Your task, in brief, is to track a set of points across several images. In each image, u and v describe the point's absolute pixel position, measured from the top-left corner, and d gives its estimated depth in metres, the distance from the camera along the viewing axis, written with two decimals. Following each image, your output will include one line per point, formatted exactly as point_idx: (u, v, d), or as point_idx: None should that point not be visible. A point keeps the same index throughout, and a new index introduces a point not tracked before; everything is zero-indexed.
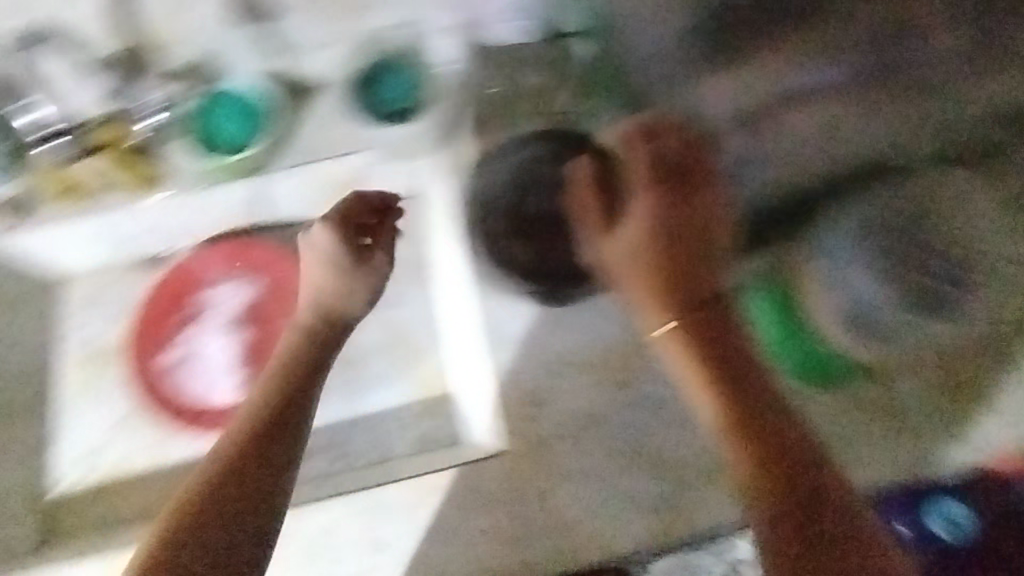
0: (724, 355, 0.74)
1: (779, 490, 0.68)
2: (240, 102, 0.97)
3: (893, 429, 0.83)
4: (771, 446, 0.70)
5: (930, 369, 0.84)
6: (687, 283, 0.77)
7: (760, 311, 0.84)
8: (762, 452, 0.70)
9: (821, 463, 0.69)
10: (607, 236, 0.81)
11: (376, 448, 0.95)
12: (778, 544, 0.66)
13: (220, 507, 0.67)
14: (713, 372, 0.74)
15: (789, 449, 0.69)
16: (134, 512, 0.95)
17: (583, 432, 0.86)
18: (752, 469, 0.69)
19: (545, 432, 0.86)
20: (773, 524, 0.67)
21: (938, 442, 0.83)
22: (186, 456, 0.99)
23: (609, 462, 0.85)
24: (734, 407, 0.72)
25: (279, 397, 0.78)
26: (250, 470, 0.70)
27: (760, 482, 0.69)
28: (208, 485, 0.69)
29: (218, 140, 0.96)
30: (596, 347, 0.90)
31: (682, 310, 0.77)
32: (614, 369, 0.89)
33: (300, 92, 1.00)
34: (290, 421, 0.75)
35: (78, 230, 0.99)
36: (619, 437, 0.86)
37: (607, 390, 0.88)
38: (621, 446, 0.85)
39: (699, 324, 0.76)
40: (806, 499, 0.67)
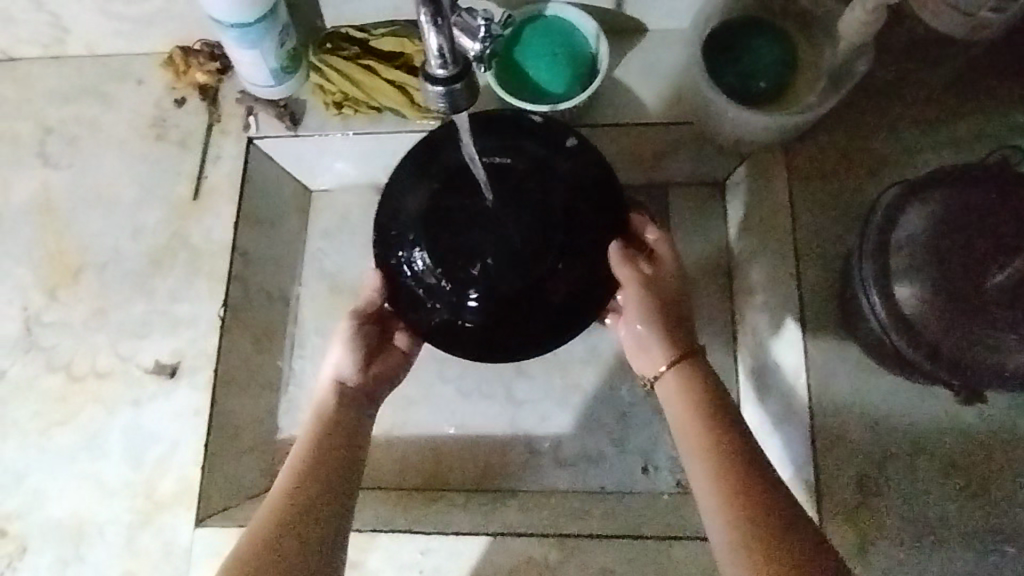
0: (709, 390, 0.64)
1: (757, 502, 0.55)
2: (564, 39, 0.81)
3: (973, 521, 0.69)
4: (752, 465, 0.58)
5: (934, 450, 0.72)
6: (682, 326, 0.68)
7: (922, 417, 0.72)
8: (744, 480, 0.56)
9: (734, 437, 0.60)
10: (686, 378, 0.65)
11: (643, 482, 0.84)
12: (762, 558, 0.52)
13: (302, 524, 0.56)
14: (690, 420, 0.62)
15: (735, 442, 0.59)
16: (366, 480, 0.86)
17: (910, 532, 0.69)
18: (720, 455, 0.58)
19: (862, 517, 0.70)
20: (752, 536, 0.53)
21: (987, 535, 0.69)
22: (430, 430, 0.88)
23: (928, 556, 0.68)
24: (723, 460, 0.58)
25: (343, 407, 0.67)
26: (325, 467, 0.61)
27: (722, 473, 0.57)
28: (286, 489, 0.58)
29: (520, 79, 0.81)
30: (923, 462, 0.71)
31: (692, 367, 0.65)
32: (954, 474, 0.71)
33: (625, 40, 0.86)
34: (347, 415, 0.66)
35: (360, 142, 0.89)
36: (949, 537, 0.69)
37: (940, 490, 0.70)
38: (958, 549, 0.69)
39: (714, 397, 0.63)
40: (753, 477, 0.57)
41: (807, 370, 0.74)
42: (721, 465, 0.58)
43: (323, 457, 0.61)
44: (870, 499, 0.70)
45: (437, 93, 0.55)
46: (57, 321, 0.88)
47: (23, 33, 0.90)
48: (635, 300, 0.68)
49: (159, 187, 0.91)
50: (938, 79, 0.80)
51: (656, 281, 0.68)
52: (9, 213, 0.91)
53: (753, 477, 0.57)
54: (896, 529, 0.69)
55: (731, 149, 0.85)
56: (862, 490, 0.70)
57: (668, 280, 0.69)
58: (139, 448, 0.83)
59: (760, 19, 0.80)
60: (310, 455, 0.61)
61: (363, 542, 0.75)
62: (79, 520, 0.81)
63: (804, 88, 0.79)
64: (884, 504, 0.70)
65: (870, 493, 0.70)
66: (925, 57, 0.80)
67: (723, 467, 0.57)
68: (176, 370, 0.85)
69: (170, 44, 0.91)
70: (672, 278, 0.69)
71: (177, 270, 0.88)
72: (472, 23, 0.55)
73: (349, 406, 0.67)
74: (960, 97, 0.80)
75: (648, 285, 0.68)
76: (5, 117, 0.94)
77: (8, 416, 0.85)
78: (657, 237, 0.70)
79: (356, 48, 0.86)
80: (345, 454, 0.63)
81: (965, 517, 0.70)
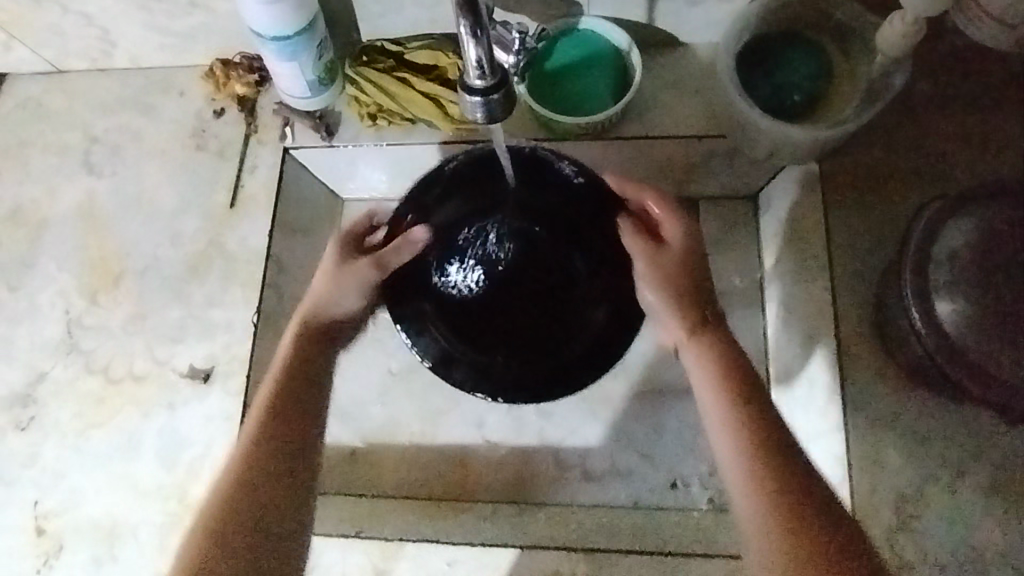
0: (739, 361, 0.64)
1: (781, 485, 0.56)
2: (597, 51, 0.81)
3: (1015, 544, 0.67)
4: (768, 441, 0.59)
5: (975, 471, 0.70)
6: (702, 297, 0.67)
7: (963, 437, 0.70)
8: (773, 465, 0.57)
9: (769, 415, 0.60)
10: (711, 348, 0.65)
11: (672, 498, 0.83)
12: (783, 540, 0.54)
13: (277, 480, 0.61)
14: (721, 393, 0.62)
15: (769, 422, 0.60)
16: (395, 489, 0.86)
17: (950, 554, 0.67)
18: (755, 434, 0.59)
19: (900, 538, 0.68)
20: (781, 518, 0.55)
21: None
22: (458, 440, 0.88)
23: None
24: (753, 437, 0.59)
25: (311, 356, 0.67)
26: (306, 413, 0.64)
27: (758, 452, 0.58)
28: (253, 449, 0.62)
29: (553, 91, 0.82)
30: (963, 483, 0.69)
31: (719, 339, 0.65)
32: (996, 497, 0.69)
33: (659, 52, 0.86)
34: (315, 366, 0.67)
35: (395, 153, 0.91)
36: (991, 561, 0.67)
37: (981, 511, 0.68)
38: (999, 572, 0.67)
39: (743, 373, 0.63)
40: (789, 462, 0.57)
41: (843, 384, 0.72)
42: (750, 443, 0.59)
43: (272, 409, 0.64)
44: (910, 521, 0.68)
45: (475, 103, 0.55)
46: (96, 325, 0.90)
47: (71, 46, 0.93)
48: (647, 272, 0.66)
49: (197, 195, 0.93)
50: (979, 94, 0.79)
51: (665, 253, 0.67)
52: (54, 220, 0.94)
53: (780, 458, 0.58)
54: (936, 550, 0.67)
55: (764, 162, 0.84)
56: (899, 511, 0.69)
57: (684, 251, 0.67)
58: (173, 451, 0.84)
59: (795, 34, 0.80)
60: (270, 411, 0.63)
61: (391, 550, 0.80)
62: (113, 520, 0.82)
63: (839, 101, 0.78)
64: (924, 526, 0.68)
65: (909, 514, 0.68)
66: (966, 70, 0.79)
67: (751, 445, 0.58)
68: (209, 375, 0.86)
69: (210, 56, 0.93)
70: (683, 248, 0.67)
71: (213, 277, 0.90)
72: (507, 36, 0.57)
73: (321, 346, 0.68)
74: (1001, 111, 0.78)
75: (659, 257, 0.66)
76: (53, 126, 0.97)
77: (48, 417, 0.87)
78: (654, 208, 0.68)
79: (391, 60, 0.87)
80: (307, 409, 0.64)
81: (1009, 541, 0.67)
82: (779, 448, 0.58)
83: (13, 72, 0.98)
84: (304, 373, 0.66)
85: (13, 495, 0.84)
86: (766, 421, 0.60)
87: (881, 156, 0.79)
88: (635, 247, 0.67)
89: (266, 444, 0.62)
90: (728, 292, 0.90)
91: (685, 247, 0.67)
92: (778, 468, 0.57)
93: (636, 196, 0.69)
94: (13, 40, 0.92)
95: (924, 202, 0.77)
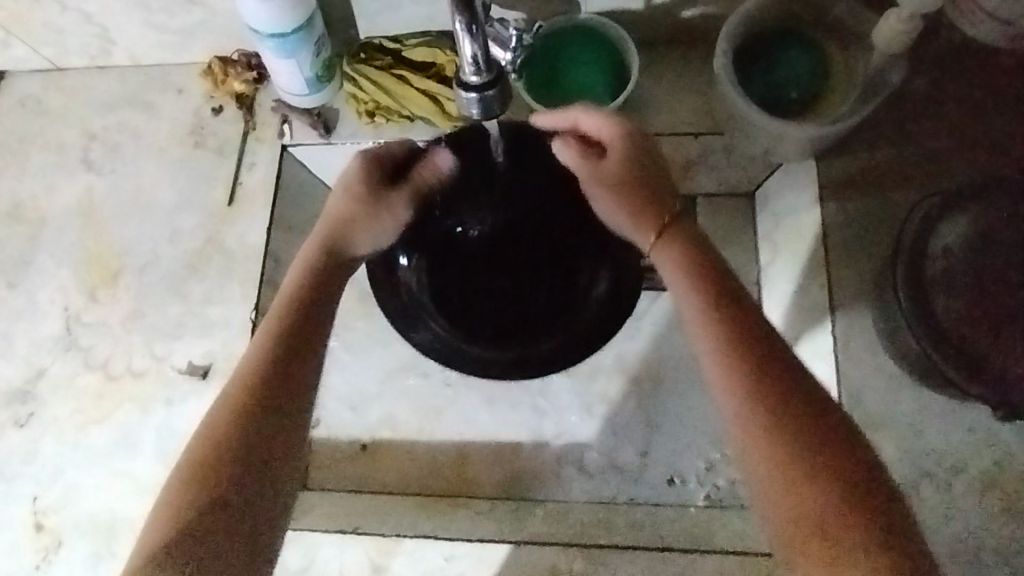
0: (725, 281, 0.58)
1: (784, 420, 0.51)
2: (594, 47, 0.81)
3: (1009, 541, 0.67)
4: (769, 364, 0.54)
5: (970, 468, 0.70)
6: (661, 196, 0.64)
7: (959, 434, 0.70)
8: (777, 399, 0.52)
9: (761, 338, 0.55)
10: (688, 260, 0.60)
11: (666, 493, 0.83)
12: (784, 480, 0.50)
13: (253, 430, 0.54)
14: (712, 316, 0.56)
15: (770, 354, 0.54)
16: (391, 485, 0.86)
17: (940, 550, 0.68)
18: (747, 362, 0.53)
19: None
20: (781, 454, 0.50)
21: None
22: (454, 437, 0.88)
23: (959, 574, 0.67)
24: (753, 368, 0.53)
25: (306, 311, 0.60)
26: (295, 352, 0.57)
27: (754, 384, 0.53)
28: (233, 414, 0.54)
29: (552, 88, 0.82)
30: (957, 480, 0.70)
31: (698, 255, 0.60)
32: (991, 494, 0.69)
33: (656, 50, 0.87)
34: (310, 322, 0.59)
35: None
36: (983, 557, 0.67)
37: (973, 508, 0.69)
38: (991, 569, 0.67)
39: (732, 293, 0.58)
40: (792, 393, 0.52)
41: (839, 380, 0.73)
42: (745, 375, 0.53)
43: (263, 368, 0.56)
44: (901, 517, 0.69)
45: (471, 100, 0.56)
46: (96, 322, 0.90)
47: (70, 44, 0.93)
48: (591, 186, 0.64)
49: (196, 192, 0.93)
50: (979, 90, 0.78)
51: (605, 164, 0.64)
52: (53, 217, 0.94)
53: (784, 392, 0.52)
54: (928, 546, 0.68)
55: (762, 159, 0.84)
56: None
57: (637, 149, 0.64)
58: (171, 447, 0.84)
59: (791, 30, 0.80)
60: (256, 371, 0.56)
61: (388, 545, 0.80)
62: (112, 515, 0.83)
63: (835, 98, 0.78)
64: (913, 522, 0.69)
65: None
66: (966, 66, 0.79)
67: (751, 378, 0.53)
68: (207, 371, 0.87)
69: (208, 54, 0.93)
70: (623, 154, 0.63)
71: (211, 273, 0.90)
72: (504, 33, 0.57)
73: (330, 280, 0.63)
74: (1000, 107, 0.78)
75: (601, 171, 0.64)
76: (52, 123, 0.97)
77: (47, 412, 0.87)
78: (582, 120, 0.65)
79: (389, 57, 0.87)
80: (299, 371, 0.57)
81: (1002, 538, 0.67)
82: (780, 376, 0.53)
83: (12, 69, 0.99)
84: (299, 331, 0.58)
85: (13, 491, 0.85)
86: (761, 348, 0.54)
87: (877, 153, 0.80)
88: (577, 163, 0.65)
89: (248, 409, 0.54)
90: None
91: (626, 152, 0.63)
92: (780, 402, 0.52)
93: (561, 116, 0.66)
94: (12, 38, 0.92)
95: (919, 198, 0.77)
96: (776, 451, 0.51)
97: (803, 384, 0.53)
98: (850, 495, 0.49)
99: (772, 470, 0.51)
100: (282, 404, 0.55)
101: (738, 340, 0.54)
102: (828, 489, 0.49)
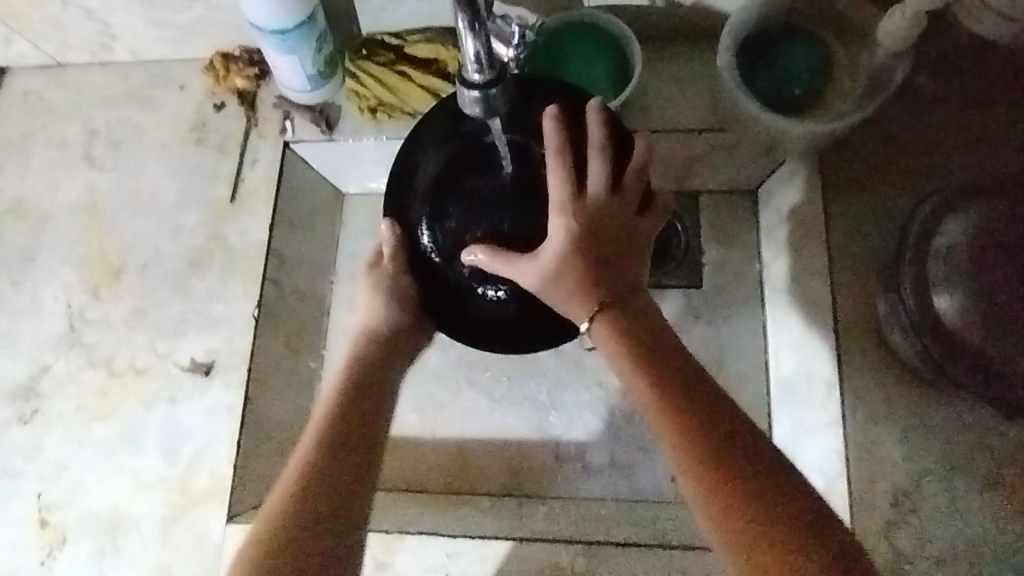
0: (639, 319, 0.56)
1: (712, 456, 0.49)
2: (597, 44, 0.81)
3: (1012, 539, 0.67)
4: (705, 404, 0.51)
5: (973, 467, 0.70)
6: (607, 277, 0.57)
7: (961, 432, 0.70)
8: (700, 437, 0.49)
9: (674, 367, 0.53)
10: (611, 319, 0.55)
11: (672, 490, 0.83)
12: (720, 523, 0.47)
13: (347, 455, 0.56)
14: (630, 351, 0.54)
15: (684, 380, 0.52)
16: (394, 481, 0.86)
17: (945, 548, 0.67)
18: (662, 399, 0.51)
19: (897, 532, 0.68)
20: (710, 492, 0.48)
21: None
22: (457, 432, 0.88)
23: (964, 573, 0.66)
24: (674, 404, 0.51)
25: (377, 359, 0.64)
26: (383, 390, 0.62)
27: (674, 422, 0.50)
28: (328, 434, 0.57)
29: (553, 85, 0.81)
30: (960, 479, 0.69)
31: (615, 297, 0.56)
32: (994, 493, 0.69)
33: (659, 46, 0.86)
34: (381, 367, 0.64)
35: (395, 147, 0.90)
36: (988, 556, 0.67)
37: (977, 507, 0.68)
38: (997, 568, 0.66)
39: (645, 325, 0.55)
40: (709, 422, 0.50)
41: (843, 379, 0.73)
42: (668, 412, 0.51)
43: (345, 400, 0.60)
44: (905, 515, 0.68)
45: (472, 99, 0.55)
46: (99, 319, 0.90)
47: (71, 40, 0.93)
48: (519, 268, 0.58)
49: (198, 189, 0.93)
50: (983, 88, 0.78)
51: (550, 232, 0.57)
52: (56, 213, 0.94)
53: (707, 423, 0.50)
54: (932, 544, 0.67)
55: (765, 156, 0.83)
56: (894, 504, 0.69)
57: (589, 211, 0.57)
58: (175, 444, 0.85)
59: (795, 26, 0.79)
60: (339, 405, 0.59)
61: (391, 543, 0.77)
62: (116, 512, 0.83)
63: (840, 94, 0.78)
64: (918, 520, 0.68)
65: (904, 508, 0.69)
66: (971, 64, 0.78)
67: (675, 414, 0.50)
68: (210, 368, 0.87)
69: (210, 50, 0.93)
70: (564, 233, 0.56)
71: (213, 271, 0.90)
72: (506, 29, 0.56)
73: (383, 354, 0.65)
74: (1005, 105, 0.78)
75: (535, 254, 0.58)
76: (54, 120, 0.97)
77: (51, 409, 0.87)
78: (588, 154, 0.58)
79: (391, 54, 0.87)
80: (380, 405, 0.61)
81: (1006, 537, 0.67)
82: (704, 409, 0.50)
83: (13, 66, 0.98)
84: (371, 375, 0.63)
85: (18, 488, 0.85)
86: (682, 383, 0.52)
87: (882, 149, 0.79)
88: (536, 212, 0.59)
89: (338, 431, 0.57)
90: (729, 286, 0.90)
91: (568, 229, 0.56)
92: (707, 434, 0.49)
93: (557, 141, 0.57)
94: (14, 34, 0.92)
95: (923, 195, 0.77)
96: (712, 491, 0.48)
97: (755, 446, 0.49)
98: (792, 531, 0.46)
99: (720, 523, 0.47)
100: (366, 436, 0.57)
101: (656, 372, 0.52)
102: (771, 526, 0.46)
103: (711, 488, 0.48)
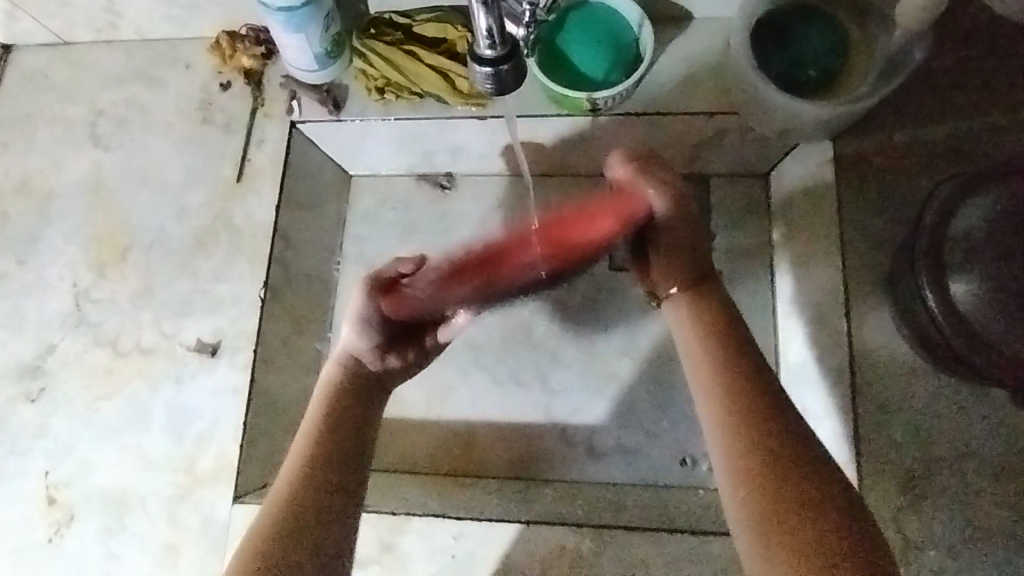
0: (724, 313, 0.67)
1: (766, 462, 0.53)
2: (607, 25, 0.80)
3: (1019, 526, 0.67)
4: (761, 409, 0.57)
5: (981, 452, 0.69)
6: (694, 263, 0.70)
7: (968, 417, 0.70)
8: (760, 439, 0.55)
9: (749, 379, 0.59)
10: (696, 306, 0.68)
11: (680, 476, 0.83)
12: (761, 514, 0.51)
13: (343, 447, 0.62)
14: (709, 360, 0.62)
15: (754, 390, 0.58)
16: (402, 465, 0.86)
17: (950, 533, 0.67)
18: (737, 403, 0.57)
19: (903, 519, 0.68)
20: (760, 481, 0.53)
21: None
22: (464, 417, 0.88)
23: (970, 559, 0.66)
24: (740, 408, 0.57)
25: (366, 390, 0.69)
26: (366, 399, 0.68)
27: (739, 419, 0.57)
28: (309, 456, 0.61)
29: (562, 65, 0.80)
30: (967, 464, 0.69)
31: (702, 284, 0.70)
32: (1002, 479, 0.68)
33: (672, 26, 0.85)
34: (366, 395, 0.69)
35: (401, 128, 0.89)
36: (995, 542, 0.66)
37: (983, 493, 0.68)
38: (1003, 554, 0.66)
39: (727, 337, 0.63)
40: (771, 427, 0.56)
41: (853, 365, 0.72)
42: (732, 413, 0.57)
43: (329, 424, 0.64)
44: (913, 501, 0.68)
45: (484, 75, 0.55)
46: (104, 298, 0.90)
47: (77, 17, 0.92)
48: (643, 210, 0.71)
49: (205, 169, 0.93)
50: (1001, 71, 0.77)
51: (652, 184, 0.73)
52: (61, 192, 0.94)
53: (763, 426, 0.56)
54: (937, 529, 0.67)
55: (777, 139, 0.82)
56: (901, 489, 0.69)
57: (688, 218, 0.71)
58: (181, 424, 0.85)
59: (810, 7, 0.78)
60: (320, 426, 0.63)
61: (397, 524, 0.77)
62: (123, 491, 0.83)
63: (855, 77, 0.77)
64: (926, 508, 0.68)
65: (910, 493, 0.68)
66: (988, 47, 0.78)
67: (738, 415, 0.57)
68: (216, 349, 0.86)
69: (217, 29, 0.92)
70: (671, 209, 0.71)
71: (220, 251, 0.90)
72: (517, 8, 0.54)
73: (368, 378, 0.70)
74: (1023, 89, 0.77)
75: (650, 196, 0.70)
76: (59, 98, 0.97)
77: (58, 387, 0.87)
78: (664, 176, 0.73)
79: (399, 34, 0.86)
80: (360, 440, 0.64)
81: (1012, 524, 0.67)
82: (763, 415, 0.57)
83: (19, 43, 0.98)
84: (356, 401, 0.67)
85: (25, 466, 0.85)
86: (750, 393, 0.58)
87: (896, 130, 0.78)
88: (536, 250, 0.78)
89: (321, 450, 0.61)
90: (737, 271, 0.89)
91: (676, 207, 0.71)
92: (762, 436, 0.55)
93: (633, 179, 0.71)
94: (19, 10, 0.91)
95: (937, 179, 0.76)
96: (759, 482, 0.53)
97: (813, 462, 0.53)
98: (827, 521, 0.49)
99: (766, 514, 0.51)
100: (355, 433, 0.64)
101: (734, 379, 0.59)
102: (807, 514, 0.50)
103: (767, 497, 0.52)
